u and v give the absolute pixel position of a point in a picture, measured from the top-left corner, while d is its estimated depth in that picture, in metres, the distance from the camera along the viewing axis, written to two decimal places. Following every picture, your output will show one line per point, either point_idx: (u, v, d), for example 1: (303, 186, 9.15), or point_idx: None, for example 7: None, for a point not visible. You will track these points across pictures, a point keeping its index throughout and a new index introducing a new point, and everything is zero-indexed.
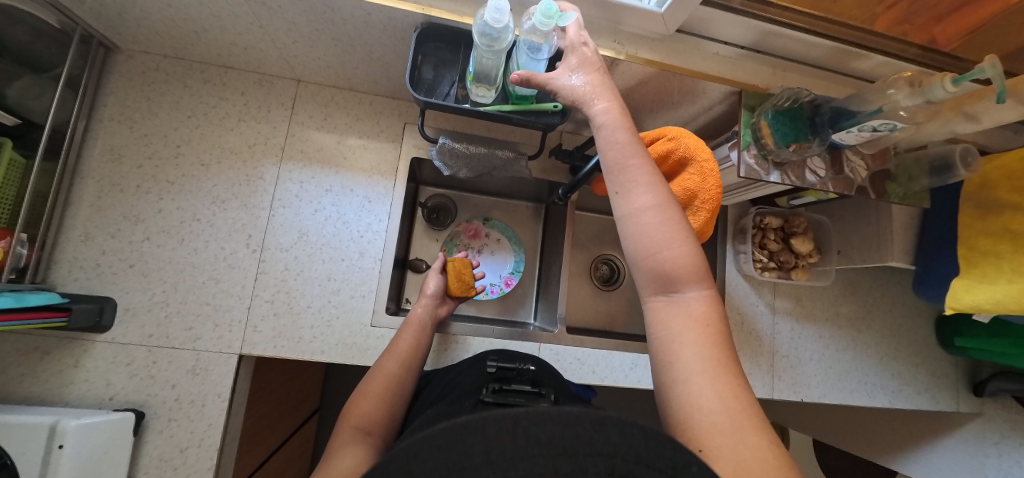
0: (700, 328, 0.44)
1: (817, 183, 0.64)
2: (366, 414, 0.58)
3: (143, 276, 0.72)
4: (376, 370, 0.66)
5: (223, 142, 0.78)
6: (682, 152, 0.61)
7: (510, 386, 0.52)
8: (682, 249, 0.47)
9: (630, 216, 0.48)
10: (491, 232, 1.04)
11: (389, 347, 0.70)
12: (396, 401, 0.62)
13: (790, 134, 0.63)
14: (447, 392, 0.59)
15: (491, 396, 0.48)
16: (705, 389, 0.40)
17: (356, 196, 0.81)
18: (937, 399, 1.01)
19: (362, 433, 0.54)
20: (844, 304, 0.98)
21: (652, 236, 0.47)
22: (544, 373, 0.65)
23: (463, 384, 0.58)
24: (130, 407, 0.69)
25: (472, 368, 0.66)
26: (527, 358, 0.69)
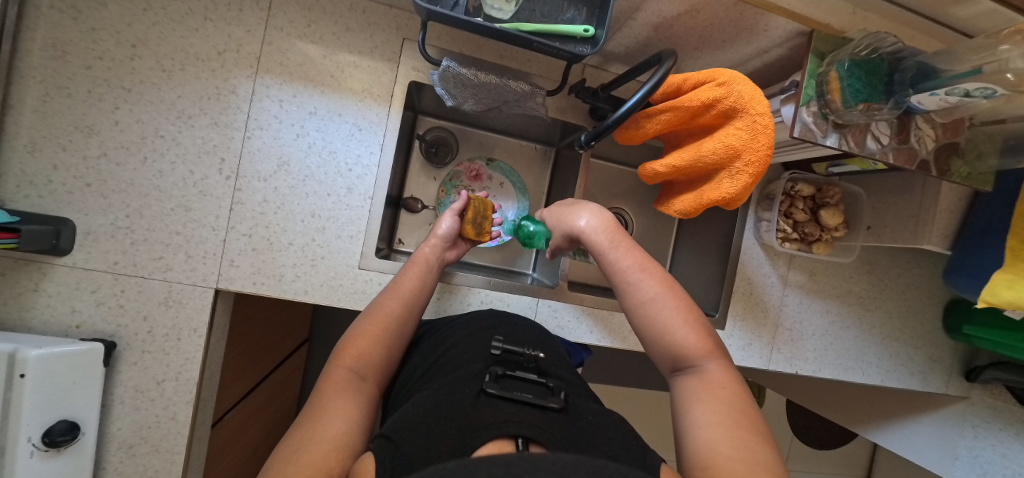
0: (715, 387, 0.45)
1: (878, 152, 0.55)
2: (363, 356, 0.55)
3: (102, 197, 0.64)
4: (378, 306, 0.62)
5: (187, 45, 0.65)
6: (732, 101, 0.51)
7: (515, 374, 0.53)
8: (689, 325, 0.51)
9: (640, 314, 0.53)
10: (494, 175, 0.96)
11: (392, 284, 0.66)
12: (395, 344, 0.60)
13: (862, 93, 0.52)
14: (447, 360, 0.59)
15: (496, 388, 0.47)
16: (719, 430, 0.40)
17: (345, 122, 0.71)
18: (928, 381, 1.01)
19: (358, 377, 0.53)
20: (858, 283, 0.94)
21: (659, 316, 0.51)
22: (552, 359, 0.63)
23: (464, 356, 0.58)
24: (100, 336, 0.64)
25: (478, 336, 0.64)
26: (536, 340, 0.68)
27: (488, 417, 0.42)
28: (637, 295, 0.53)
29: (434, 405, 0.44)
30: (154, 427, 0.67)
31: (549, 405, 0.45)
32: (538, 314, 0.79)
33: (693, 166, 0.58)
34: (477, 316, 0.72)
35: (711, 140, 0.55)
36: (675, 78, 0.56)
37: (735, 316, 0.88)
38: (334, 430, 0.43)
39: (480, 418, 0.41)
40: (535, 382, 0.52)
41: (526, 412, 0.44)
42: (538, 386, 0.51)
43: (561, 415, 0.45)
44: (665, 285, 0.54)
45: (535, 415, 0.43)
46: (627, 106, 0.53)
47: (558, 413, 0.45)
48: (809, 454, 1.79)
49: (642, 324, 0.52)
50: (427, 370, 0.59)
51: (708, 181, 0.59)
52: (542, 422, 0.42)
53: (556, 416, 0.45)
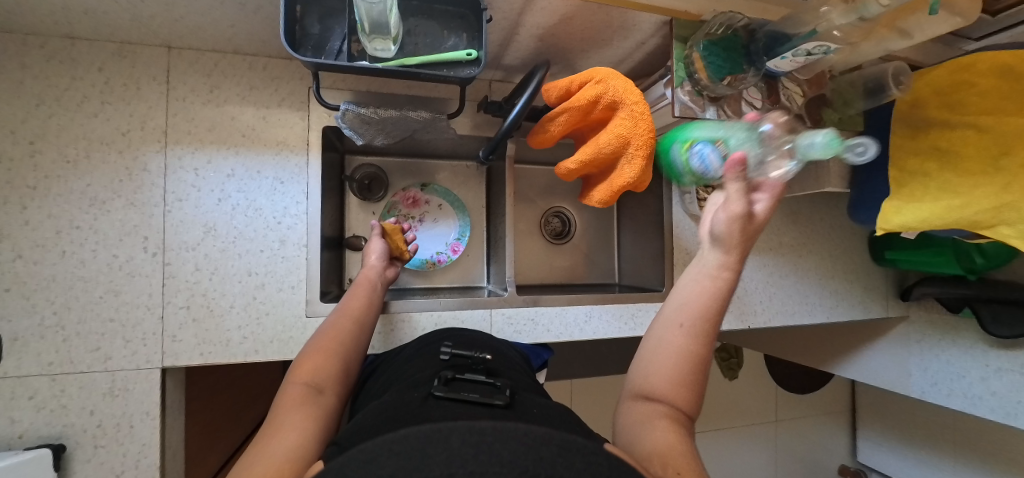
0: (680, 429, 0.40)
1: (753, 117, 0.61)
2: (319, 369, 0.55)
3: (24, 299, 0.62)
4: (330, 327, 0.62)
5: (88, 131, 0.65)
6: (611, 95, 0.56)
7: (465, 375, 0.54)
8: (689, 377, 0.44)
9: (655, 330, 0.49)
10: (431, 198, 0.97)
11: (341, 306, 0.67)
12: (351, 358, 0.60)
13: (724, 68, 0.58)
14: (399, 374, 0.60)
15: (444, 389, 0.49)
16: (677, 454, 0.37)
17: (265, 178, 0.71)
18: (868, 309, 1.09)
19: (315, 390, 0.52)
20: (786, 233, 1.01)
21: (660, 342, 0.47)
22: (501, 364, 0.66)
23: (417, 367, 0.60)
24: (46, 441, 0.62)
25: (428, 350, 0.67)
26: (487, 347, 0.71)
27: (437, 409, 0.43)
28: (664, 327, 0.48)
29: (386, 406, 0.45)
30: None
31: (495, 402, 0.46)
32: (494, 325, 0.82)
33: (595, 160, 0.62)
34: (428, 336, 0.74)
35: (604, 132, 0.59)
36: (561, 83, 0.60)
37: None
38: (291, 443, 0.42)
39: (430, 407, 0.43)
40: (484, 381, 0.53)
41: (472, 407, 0.45)
42: (486, 385, 0.52)
43: (507, 410, 0.46)
44: (710, 323, 0.47)
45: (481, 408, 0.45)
46: (515, 112, 0.58)
47: (505, 408, 0.46)
48: (794, 399, 1.88)
49: (653, 340, 0.48)
50: (382, 383, 0.59)
51: (612, 170, 0.63)
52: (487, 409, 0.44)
53: (502, 410, 0.45)
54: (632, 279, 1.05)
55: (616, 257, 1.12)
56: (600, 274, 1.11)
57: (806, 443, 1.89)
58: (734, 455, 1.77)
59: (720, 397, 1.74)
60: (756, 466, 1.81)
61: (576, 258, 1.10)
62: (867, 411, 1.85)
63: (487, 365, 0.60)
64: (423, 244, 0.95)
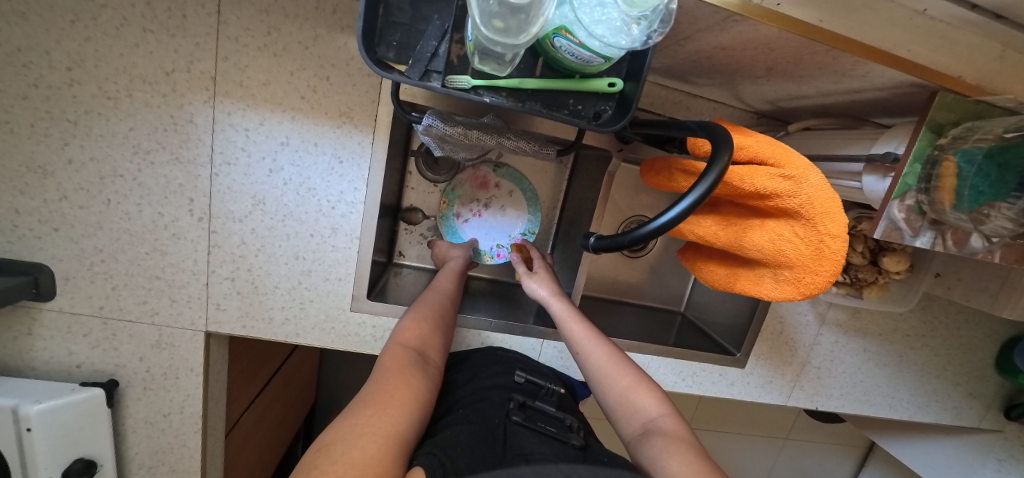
0: (682, 442, 0.47)
1: (979, 253, 0.43)
2: (422, 337, 0.53)
3: (73, 241, 0.59)
4: (423, 300, 0.60)
5: (130, 65, 0.54)
6: (795, 205, 0.38)
7: (534, 405, 0.50)
8: (669, 432, 0.49)
9: (623, 404, 0.54)
10: (503, 182, 0.82)
11: (432, 284, 0.65)
12: (446, 340, 0.57)
13: (985, 195, 0.38)
14: (473, 386, 0.55)
15: (521, 416, 0.45)
16: None
17: (322, 154, 0.61)
18: (960, 415, 0.94)
19: (417, 357, 0.50)
20: (908, 320, 0.83)
21: (590, 362, 0.59)
22: (569, 401, 0.60)
23: (489, 380, 0.57)
24: (101, 375, 0.65)
25: (499, 363, 0.63)
26: (552, 378, 0.65)
27: (527, 446, 0.39)
28: (625, 390, 0.55)
29: (472, 430, 0.41)
30: (169, 451, 0.70)
31: (569, 441, 0.43)
32: (542, 355, 0.76)
33: (732, 248, 0.48)
34: (486, 347, 0.70)
35: (760, 231, 0.42)
36: None
37: (758, 353, 0.81)
38: (394, 422, 0.38)
39: (513, 446, 0.39)
40: (556, 417, 0.49)
41: (550, 444, 0.41)
42: (556, 421, 0.49)
43: (581, 451, 0.42)
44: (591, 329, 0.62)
45: (558, 447, 0.41)
46: (665, 221, 0.33)
47: (578, 450, 0.42)
48: (813, 427, 1.82)
49: (600, 360, 0.58)
50: (461, 394, 0.53)
51: (747, 266, 0.48)
52: (564, 453, 0.40)
53: (577, 452, 0.42)
54: (700, 317, 0.93)
55: (689, 285, 0.98)
56: (666, 297, 0.99)
57: (808, 463, 1.89)
58: (732, 456, 1.80)
59: (739, 407, 1.71)
60: (750, 470, 1.85)
61: (644, 276, 0.97)
62: (884, 455, 1.80)
63: (558, 397, 0.56)
64: (483, 237, 0.83)
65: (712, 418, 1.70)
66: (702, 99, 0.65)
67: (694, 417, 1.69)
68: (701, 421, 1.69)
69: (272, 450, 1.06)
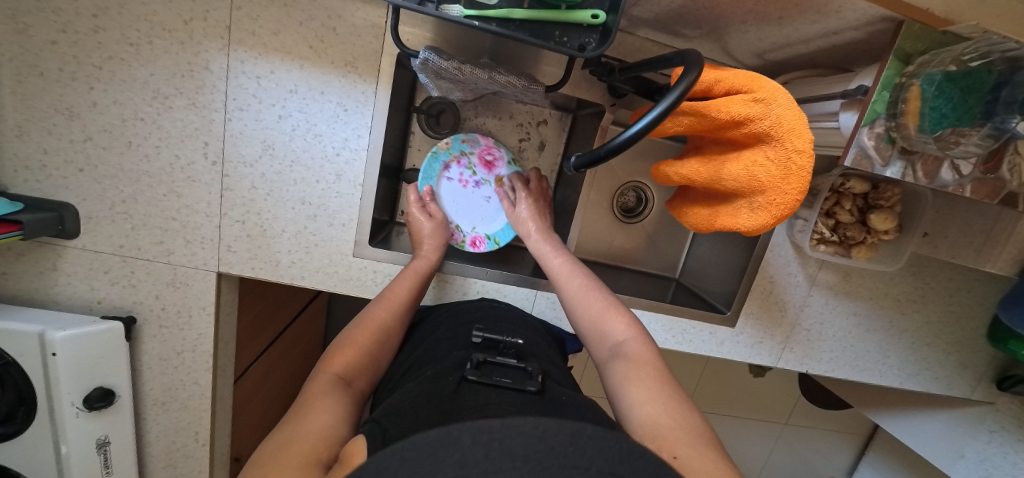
0: (644, 364, 0.51)
1: (950, 186, 0.45)
2: (352, 363, 0.54)
3: (96, 182, 0.63)
4: (368, 317, 0.60)
5: (150, 13, 0.58)
6: (766, 125, 0.41)
7: (494, 359, 0.51)
8: (635, 354, 0.52)
9: (596, 332, 0.58)
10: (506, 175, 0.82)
11: (384, 293, 0.64)
12: (382, 355, 0.59)
13: (948, 118, 0.40)
14: (428, 352, 0.58)
15: (476, 374, 0.46)
16: (661, 413, 0.44)
17: (328, 102, 0.64)
18: (952, 384, 0.95)
19: (344, 382, 0.51)
20: (898, 285, 0.84)
21: (567, 293, 0.63)
22: (536, 349, 0.60)
23: (446, 346, 0.57)
24: (120, 311, 0.69)
25: (460, 324, 0.64)
26: (520, 331, 0.64)
27: (471, 401, 0.41)
28: (597, 315, 0.59)
29: (419, 393, 0.45)
30: (181, 388, 0.74)
31: (527, 388, 0.45)
32: (535, 306, 0.79)
33: (711, 183, 0.50)
34: (466, 302, 0.72)
35: (736, 162, 0.45)
36: (704, 77, 0.44)
37: (747, 313, 0.83)
38: (318, 425, 0.42)
39: (460, 405, 0.41)
40: (516, 366, 0.50)
41: (505, 396, 0.43)
42: (517, 370, 0.50)
43: (539, 397, 0.45)
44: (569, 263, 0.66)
45: (512, 398, 0.43)
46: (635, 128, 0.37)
47: (535, 396, 0.45)
48: (813, 411, 1.82)
49: (574, 291, 0.62)
50: (416, 359, 0.57)
51: (726, 202, 0.50)
52: (521, 404, 0.42)
53: (534, 398, 0.44)
54: (693, 282, 0.95)
55: (684, 252, 1.00)
56: (662, 264, 1.01)
57: (806, 449, 1.89)
58: (730, 438, 1.81)
59: (737, 389, 1.72)
60: (748, 453, 1.86)
61: (640, 243, 0.99)
62: (884, 442, 1.80)
63: (518, 348, 0.56)
64: (455, 207, 0.80)
65: (710, 399, 1.72)
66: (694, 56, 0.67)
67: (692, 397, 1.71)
68: (699, 401, 1.71)
69: (279, 407, 1.11)
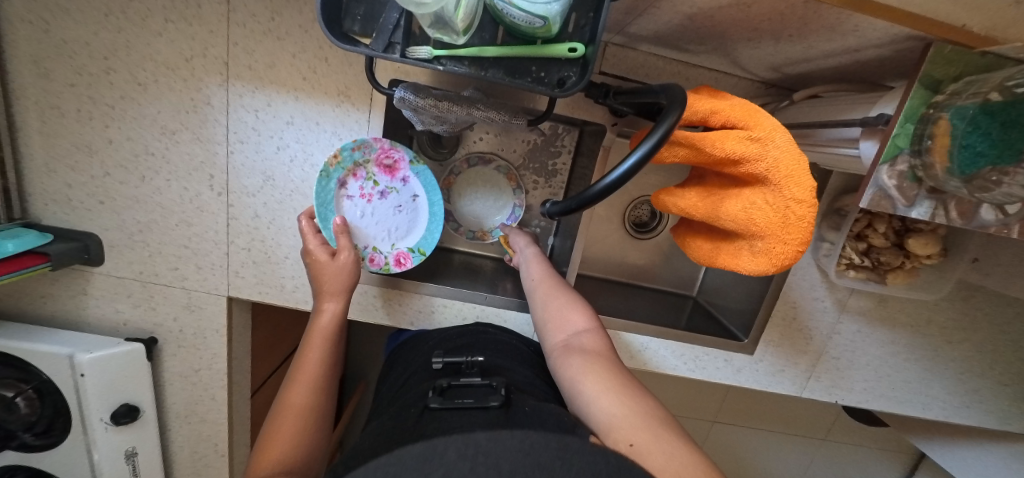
0: (599, 357, 0.47)
1: (992, 226, 0.39)
2: (287, 453, 0.43)
3: (115, 213, 0.67)
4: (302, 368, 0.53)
5: (154, 52, 0.60)
6: (762, 168, 0.37)
7: (459, 381, 0.47)
8: (593, 350, 0.49)
9: (556, 331, 0.54)
10: (411, 178, 0.70)
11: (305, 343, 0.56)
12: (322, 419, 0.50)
13: (985, 157, 0.34)
14: (396, 391, 0.55)
15: (438, 401, 0.42)
16: (613, 405, 0.40)
17: (323, 132, 0.64)
18: (1010, 420, 0.85)
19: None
20: (945, 312, 0.75)
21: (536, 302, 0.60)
22: (502, 357, 0.57)
23: (412, 381, 0.54)
24: (142, 332, 0.74)
25: (422, 360, 0.59)
26: (490, 345, 0.61)
27: (432, 426, 0.37)
28: (557, 315, 0.56)
29: (380, 431, 0.40)
30: (200, 403, 0.79)
31: (489, 404, 0.41)
32: (538, 330, 0.77)
33: (710, 221, 0.46)
34: (446, 330, 0.68)
35: (735, 201, 0.41)
36: (698, 109, 0.40)
37: (767, 340, 0.77)
38: None
39: (416, 430, 0.37)
40: (482, 384, 0.46)
41: (468, 416, 0.38)
42: (483, 388, 0.45)
43: (503, 411, 0.41)
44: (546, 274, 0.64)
45: (476, 415, 0.38)
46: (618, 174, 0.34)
47: (499, 411, 0.40)
48: (855, 429, 1.70)
49: (541, 295, 0.60)
50: (390, 399, 0.54)
51: (727, 241, 0.46)
52: (484, 420, 0.37)
53: (497, 413, 0.40)
54: (711, 302, 0.90)
55: (702, 269, 0.95)
56: (678, 281, 0.96)
57: (845, 467, 1.77)
58: (760, 453, 1.72)
59: (767, 403, 1.63)
60: (780, 469, 1.76)
61: (654, 259, 0.94)
62: None
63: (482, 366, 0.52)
64: (365, 222, 0.70)
65: (738, 412, 1.63)
66: (703, 70, 0.62)
67: (719, 409, 1.63)
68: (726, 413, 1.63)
69: None
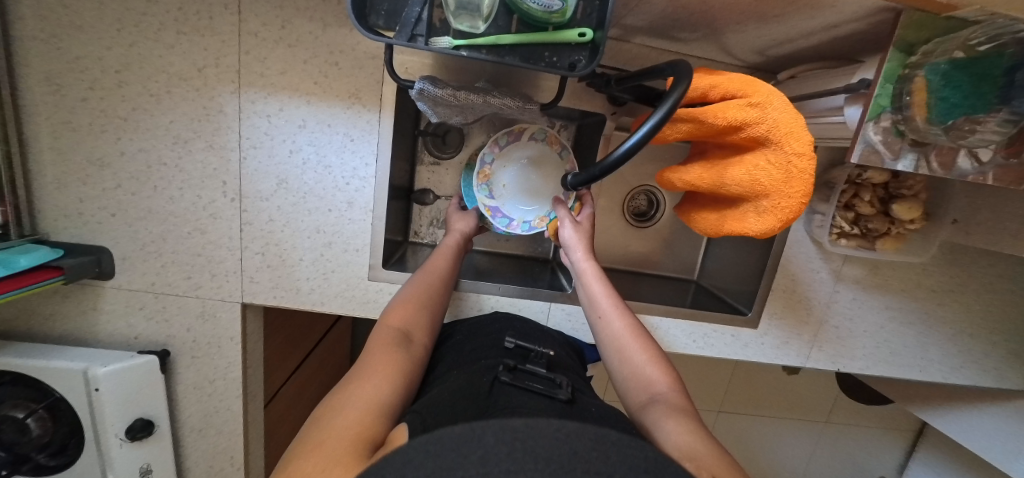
0: (680, 410, 0.49)
1: (970, 175, 0.43)
2: (409, 319, 0.56)
3: (128, 225, 0.68)
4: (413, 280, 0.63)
5: (167, 64, 0.62)
6: (762, 130, 0.40)
7: (525, 366, 0.51)
8: (673, 399, 0.50)
9: (632, 373, 0.55)
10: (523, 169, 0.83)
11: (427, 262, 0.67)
12: (435, 309, 0.61)
13: (959, 108, 0.39)
14: (460, 346, 0.61)
15: (509, 376, 0.46)
16: (699, 452, 0.41)
17: (336, 133, 0.66)
18: (1003, 377, 0.89)
19: (402, 338, 0.53)
20: (933, 275, 0.80)
21: (618, 344, 0.59)
22: (563, 359, 0.62)
23: (477, 349, 0.59)
24: (155, 345, 0.73)
25: (490, 333, 0.64)
26: (546, 342, 0.67)
27: (506, 401, 0.41)
28: (631, 355, 0.57)
29: (456, 392, 0.44)
30: (215, 415, 0.78)
31: (557, 396, 0.44)
32: (552, 317, 0.79)
33: (715, 189, 0.49)
34: (485, 314, 0.73)
35: (738, 166, 0.44)
36: (699, 85, 0.44)
37: (771, 313, 0.81)
38: (376, 390, 0.43)
39: (496, 403, 0.41)
40: (546, 374, 0.49)
41: (537, 401, 0.42)
42: (547, 379, 0.49)
43: (569, 406, 0.44)
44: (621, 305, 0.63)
45: (544, 404, 0.42)
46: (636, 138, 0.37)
47: (565, 404, 0.44)
48: (856, 409, 1.74)
49: (618, 332, 0.60)
50: (455, 352, 0.60)
51: (732, 207, 0.49)
52: (550, 409, 0.41)
53: (564, 406, 0.43)
54: (713, 284, 0.93)
55: (702, 253, 0.98)
56: (679, 267, 0.99)
57: (849, 448, 1.80)
58: (767, 440, 1.75)
59: (770, 389, 1.66)
60: (788, 455, 1.78)
61: (655, 246, 0.98)
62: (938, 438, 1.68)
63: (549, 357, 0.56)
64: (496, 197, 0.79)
65: (743, 400, 1.66)
66: (694, 58, 0.67)
67: (723, 398, 1.66)
68: (731, 402, 1.66)
69: None
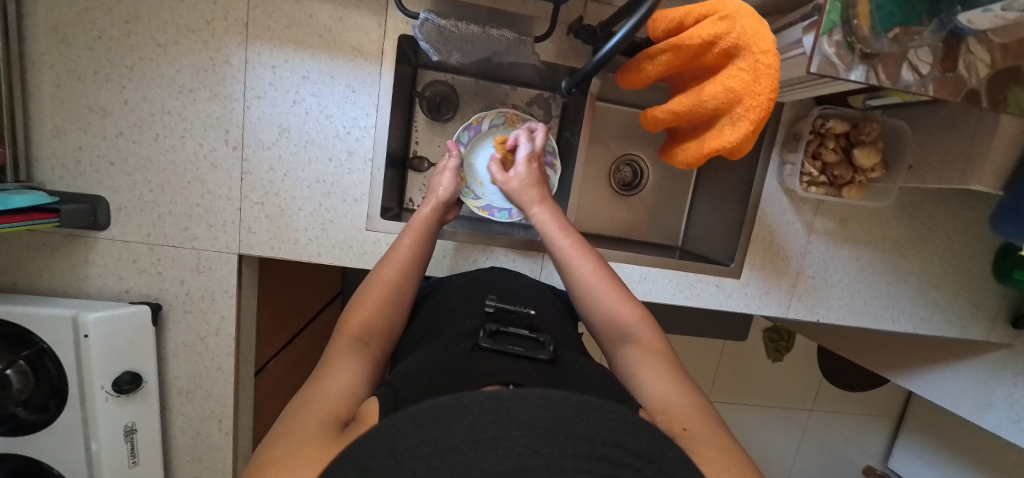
0: (655, 351, 0.49)
1: (914, 86, 0.48)
2: (369, 324, 0.53)
3: (126, 174, 0.68)
4: (375, 280, 0.59)
5: (176, 16, 0.65)
6: (733, 38, 0.46)
7: (507, 328, 0.47)
8: (647, 341, 0.51)
9: (604, 318, 0.55)
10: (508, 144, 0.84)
11: (388, 252, 0.63)
12: (398, 312, 0.58)
13: (895, 17, 0.46)
14: (437, 318, 0.59)
15: (489, 342, 0.43)
16: (671, 395, 0.41)
17: (338, 85, 0.70)
18: (967, 328, 0.95)
19: (361, 342, 0.50)
20: (895, 226, 0.86)
21: (589, 289, 0.59)
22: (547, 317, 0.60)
23: (457, 315, 0.57)
24: (147, 299, 0.72)
25: (472, 296, 0.63)
26: (532, 300, 0.65)
27: (482, 367, 0.38)
28: (602, 304, 0.57)
29: (430, 358, 0.41)
30: (205, 376, 0.76)
31: (539, 356, 0.41)
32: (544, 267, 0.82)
33: (693, 112, 0.54)
34: (473, 273, 0.74)
35: (713, 83, 0.49)
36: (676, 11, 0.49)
37: (752, 265, 0.85)
38: (342, 384, 0.40)
39: (472, 370, 0.38)
40: (529, 336, 0.46)
41: (515, 363, 0.39)
42: (530, 340, 0.46)
43: (551, 366, 0.41)
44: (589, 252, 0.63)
45: (526, 367, 0.39)
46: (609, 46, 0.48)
47: (547, 364, 0.41)
48: (839, 394, 1.78)
49: (585, 278, 0.60)
50: (429, 324, 0.59)
51: (710, 128, 0.54)
52: (532, 371, 0.38)
53: (545, 366, 0.40)
54: (697, 246, 0.98)
55: (684, 220, 1.03)
56: (664, 234, 1.04)
57: (834, 436, 1.83)
58: (755, 429, 1.76)
59: (755, 375, 1.69)
60: (777, 444, 1.80)
61: (641, 214, 1.02)
62: (918, 420, 1.73)
63: (531, 319, 0.54)
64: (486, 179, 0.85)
65: (730, 387, 1.69)
66: None
67: (711, 385, 1.68)
68: (718, 389, 1.68)
69: None
